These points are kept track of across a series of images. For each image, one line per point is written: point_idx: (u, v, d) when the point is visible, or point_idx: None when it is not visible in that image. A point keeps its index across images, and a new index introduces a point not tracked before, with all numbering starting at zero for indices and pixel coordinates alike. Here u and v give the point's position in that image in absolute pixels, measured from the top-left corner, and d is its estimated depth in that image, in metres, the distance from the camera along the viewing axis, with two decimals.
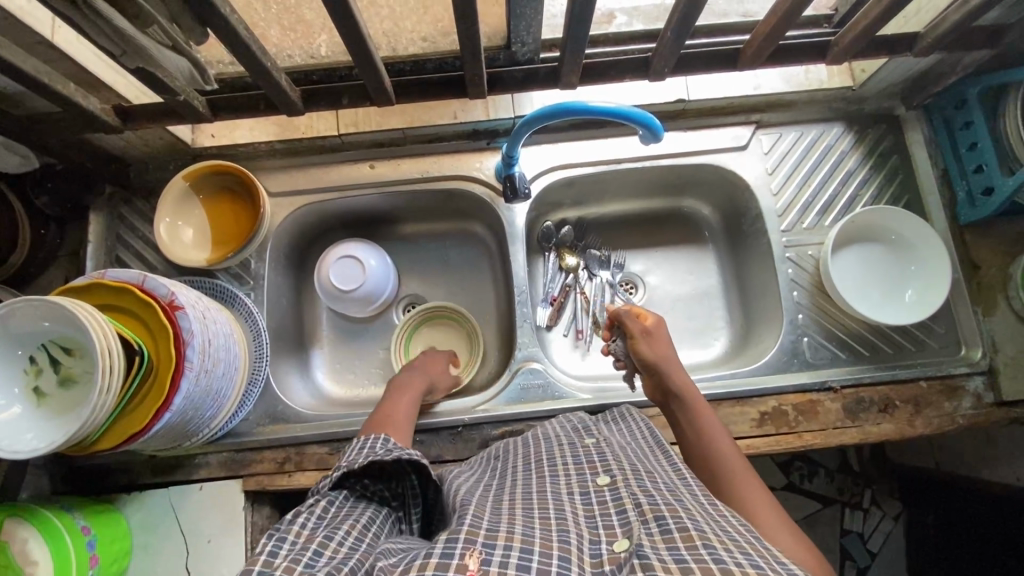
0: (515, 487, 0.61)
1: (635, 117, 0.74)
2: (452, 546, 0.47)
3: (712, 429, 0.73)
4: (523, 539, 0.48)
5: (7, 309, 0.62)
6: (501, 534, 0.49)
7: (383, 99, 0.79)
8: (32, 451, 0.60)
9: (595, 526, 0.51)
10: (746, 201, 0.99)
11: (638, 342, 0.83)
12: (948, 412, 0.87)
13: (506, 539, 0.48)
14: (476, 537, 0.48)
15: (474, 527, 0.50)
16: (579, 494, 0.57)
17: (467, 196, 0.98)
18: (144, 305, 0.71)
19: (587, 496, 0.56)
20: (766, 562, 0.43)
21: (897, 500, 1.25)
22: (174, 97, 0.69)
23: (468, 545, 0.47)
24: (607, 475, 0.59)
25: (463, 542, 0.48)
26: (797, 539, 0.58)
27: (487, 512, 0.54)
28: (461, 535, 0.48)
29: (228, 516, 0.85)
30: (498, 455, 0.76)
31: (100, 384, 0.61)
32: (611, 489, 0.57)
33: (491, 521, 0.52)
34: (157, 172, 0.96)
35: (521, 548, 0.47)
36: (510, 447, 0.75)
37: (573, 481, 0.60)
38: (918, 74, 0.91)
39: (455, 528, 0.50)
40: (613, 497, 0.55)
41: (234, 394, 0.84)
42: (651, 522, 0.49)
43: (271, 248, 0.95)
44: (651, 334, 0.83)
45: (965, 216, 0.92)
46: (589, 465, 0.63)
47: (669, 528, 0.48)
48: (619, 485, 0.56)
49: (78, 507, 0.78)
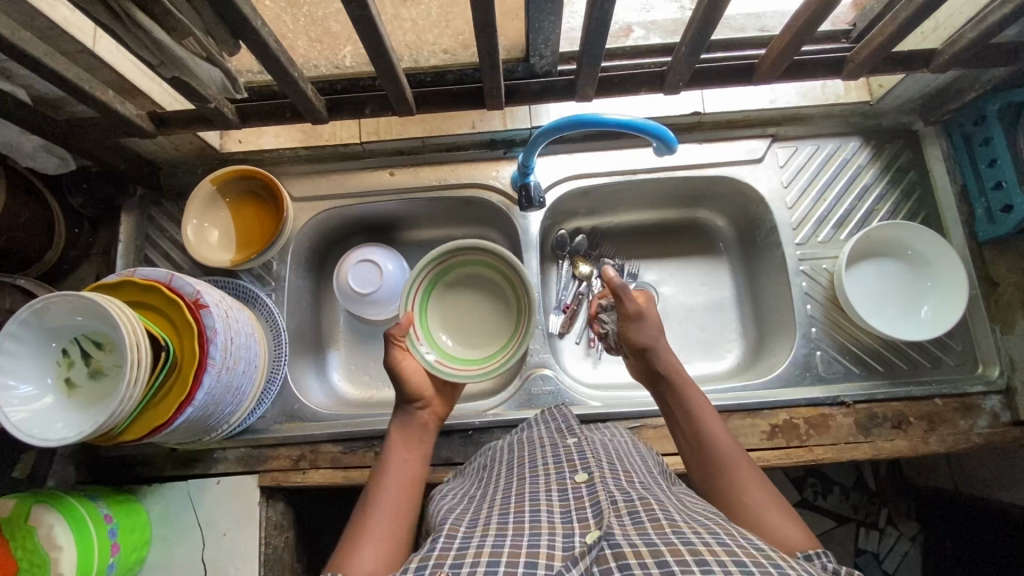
0: (500, 493, 0.63)
1: (649, 130, 0.75)
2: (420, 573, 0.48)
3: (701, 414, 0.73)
4: (491, 552, 0.49)
5: (43, 303, 0.65)
6: (469, 551, 0.49)
7: (404, 108, 0.81)
8: (62, 439, 0.63)
9: (569, 521, 0.53)
10: (761, 213, 0.99)
11: (630, 326, 0.79)
12: (963, 430, 0.86)
13: (473, 557, 0.48)
14: (445, 561, 0.49)
15: (446, 550, 0.50)
16: (557, 492, 0.58)
17: (483, 203, 1.00)
18: (170, 303, 0.75)
19: (565, 493, 0.57)
20: (732, 539, 0.48)
21: (913, 521, 1.23)
22: (206, 104, 0.72)
23: (436, 569, 0.48)
24: (585, 472, 0.61)
25: (433, 567, 0.48)
26: (785, 516, 0.60)
27: (462, 528, 0.55)
28: (431, 562, 0.49)
29: (244, 511, 0.87)
30: (487, 461, 0.77)
31: (129, 376, 0.64)
32: (588, 485, 0.58)
33: (462, 538, 0.52)
34: (187, 175, 1.00)
35: (488, 561, 0.47)
36: (496, 453, 0.76)
37: (551, 480, 0.61)
38: (937, 89, 0.91)
39: (425, 555, 0.50)
40: (589, 491, 0.56)
41: (253, 391, 0.87)
42: (625, 515, 0.52)
43: (293, 251, 0.98)
44: (642, 316, 0.80)
45: (983, 232, 0.91)
46: (567, 463, 0.64)
47: (642, 519, 0.51)
48: (596, 481, 0.58)
49: (100, 495, 0.81)
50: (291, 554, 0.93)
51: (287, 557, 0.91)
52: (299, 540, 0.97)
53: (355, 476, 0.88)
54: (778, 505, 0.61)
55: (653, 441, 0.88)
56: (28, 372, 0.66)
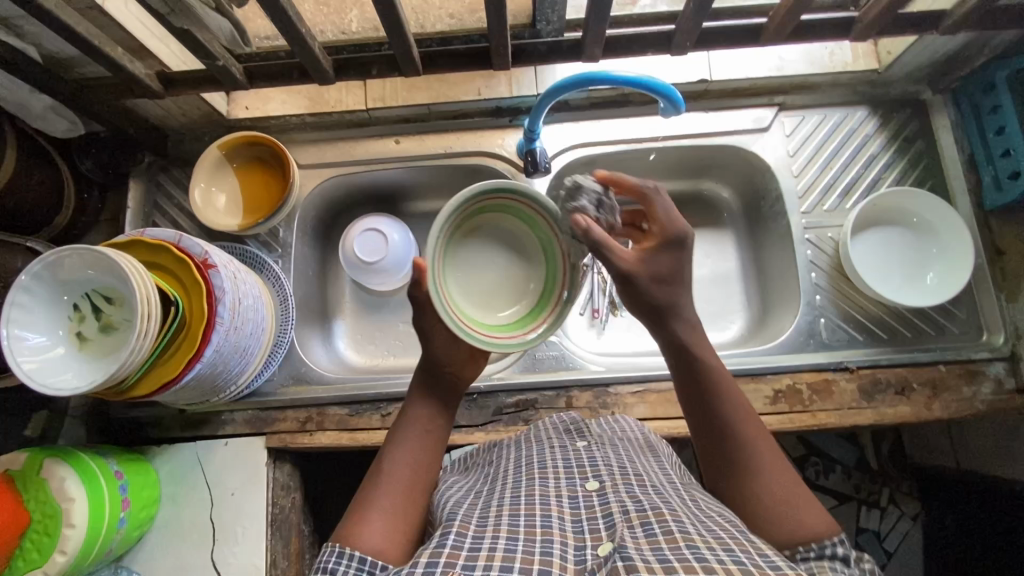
0: (505, 491, 0.62)
1: (657, 88, 0.75)
2: (432, 570, 0.48)
3: (718, 384, 0.64)
4: (505, 556, 0.49)
5: (56, 257, 0.66)
6: (481, 554, 0.50)
7: (411, 71, 0.81)
8: (74, 388, 0.64)
9: (580, 531, 0.54)
10: (767, 182, 0.99)
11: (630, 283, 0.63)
12: (967, 396, 0.86)
13: (485, 560, 0.49)
14: (455, 561, 0.49)
15: (456, 549, 0.51)
16: (567, 498, 0.59)
17: (488, 173, 1.00)
18: (179, 263, 0.75)
19: (576, 500, 0.58)
20: (748, 556, 0.47)
21: (915, 500, 1.23)
22: (214, 62, 0.72)
23: (448, 568, 0.48)
24: (596, 480, 0.61)
25: (443, 566, 0.49)
26: (803, 502, 0.57)
27: (471, 526, 0.55)
28: (442, 559, 0.49)
29: (250, 470, 0.88)
30: (492, 459, 0.76)
31: (138, 328, 0.65)
32: (599, 493, 0.59)
33: (473, 538, 0.53)
34: (193, 143, 1.00)
35: (501, 565, 0.48)
36: (501, 451, 0.76)
37: (561, 485, 0.62)
38: (946, 56, 0.90)
39: (433, 551, 0.51)
40: (601, 501, 0.57)
41: (260, 353, 0.87)
42: (637, 527, 0.52)
43: (299, 219, 0.99)
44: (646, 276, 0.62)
45: (990, 201, 0.91)
46: (577, 469, 0.65)
47: (654, 532, 0.51)
48: (607, 491, 0.59)
49: (111, 452, 0.83)
50: (299, 515, 0.94)
51: (295, 517, 0.92)
52: (306, 503, 0.98)
53: (361, 438, 0.89)
54: (793, 485, 0.58)
55: (656, 405, 0.88)
56: (40, 324, 0.67)
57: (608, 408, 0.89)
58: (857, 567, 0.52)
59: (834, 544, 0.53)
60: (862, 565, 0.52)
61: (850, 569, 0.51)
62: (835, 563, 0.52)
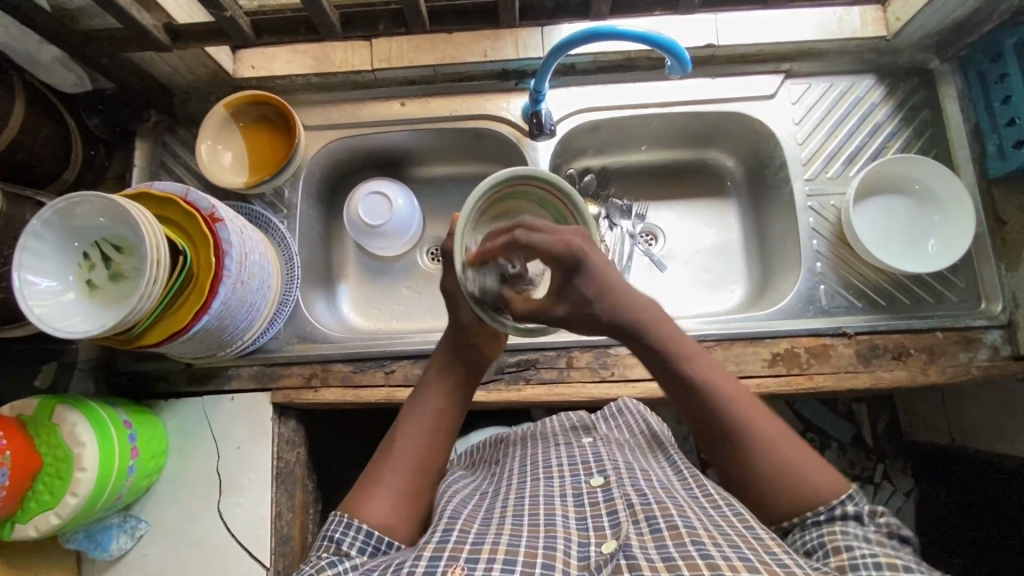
0: (510, 491, 0.63)
1: (664, 44, 0.76)
2: (435, 563, 0.49)
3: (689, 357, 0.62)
4: (507, 549, 0.50)
5: (66, 203, 0.67)
6: (484, 548, 0.50)
7: (417, 24, 0.82)
8: (84, 330, 0.66)
9: (585, 528, 0.54)
10: (771, 150, 0.99)
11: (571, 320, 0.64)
12: (963, 362, 0.87)
13: (488, 553, 0.50)
14: (460, 554, 0.50)
15: (460, 542, 0.52)
16: (572, 496, 0.59)
17: (493, 136, 1.00)
18: (185, 216, 0.75)
19: (580, 498, 0.59)
20: (755, 555, 0.48)
21: (909, 476, 1.24)
22: (222, 12, 0.74)
23: (450, 563, 0.49)
24: (600, 476, 0.62)
25: (446, 559, 0.50)
26: (800, 452, 0.59)
27: (475, 524, 0.55)
28: (445, 553, 0.50)
29: (257, 426, 0.90)
30: (499, 456, 0.78)
31: (148, 275, 0.65)
32: (604, 489, 0.59)
33: (476, 534, 0.53)
34: (200, 102, 1.00)
35: (503, 560, 0.49)
36: (509, 450, 0.77)
37: (567, 483, 0.62)
38: (953, 23, 0.90)
39: (437, 545, 0.51)
40: (606, 498, 0.58)
41: (267, 309, 0.88)
42: (641, 521, 0.53)
43: (304, 180, 0.99)
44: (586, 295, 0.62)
45: (992, 170, 0.91)
46: (582, 465, 0.65)
47: (659, 527, 0.52)
48: (612, 485, 0.59)
49: (120, 403, 0.84)
50: (303, 470, 0.96)
51: (300, 471, 0.93)
52: (310, 460, 1.00)
53: (365, 395, 0.90)
54: (786, 432, 0.60)
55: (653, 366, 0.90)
56: (52, 267, 0.69)
57: (607, 368, 0.90)
58: (872, 523, 0.55)
59: (844, 503, 0.55)
60: (876, 519, 0.55)
61: (863, 525, 0.54)
62: (848, 521, 0.54)
